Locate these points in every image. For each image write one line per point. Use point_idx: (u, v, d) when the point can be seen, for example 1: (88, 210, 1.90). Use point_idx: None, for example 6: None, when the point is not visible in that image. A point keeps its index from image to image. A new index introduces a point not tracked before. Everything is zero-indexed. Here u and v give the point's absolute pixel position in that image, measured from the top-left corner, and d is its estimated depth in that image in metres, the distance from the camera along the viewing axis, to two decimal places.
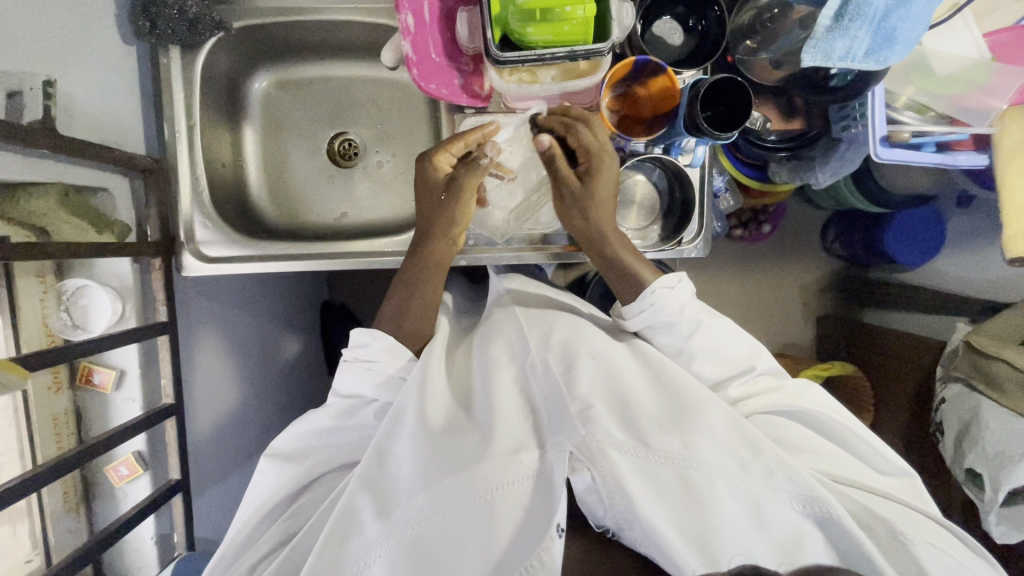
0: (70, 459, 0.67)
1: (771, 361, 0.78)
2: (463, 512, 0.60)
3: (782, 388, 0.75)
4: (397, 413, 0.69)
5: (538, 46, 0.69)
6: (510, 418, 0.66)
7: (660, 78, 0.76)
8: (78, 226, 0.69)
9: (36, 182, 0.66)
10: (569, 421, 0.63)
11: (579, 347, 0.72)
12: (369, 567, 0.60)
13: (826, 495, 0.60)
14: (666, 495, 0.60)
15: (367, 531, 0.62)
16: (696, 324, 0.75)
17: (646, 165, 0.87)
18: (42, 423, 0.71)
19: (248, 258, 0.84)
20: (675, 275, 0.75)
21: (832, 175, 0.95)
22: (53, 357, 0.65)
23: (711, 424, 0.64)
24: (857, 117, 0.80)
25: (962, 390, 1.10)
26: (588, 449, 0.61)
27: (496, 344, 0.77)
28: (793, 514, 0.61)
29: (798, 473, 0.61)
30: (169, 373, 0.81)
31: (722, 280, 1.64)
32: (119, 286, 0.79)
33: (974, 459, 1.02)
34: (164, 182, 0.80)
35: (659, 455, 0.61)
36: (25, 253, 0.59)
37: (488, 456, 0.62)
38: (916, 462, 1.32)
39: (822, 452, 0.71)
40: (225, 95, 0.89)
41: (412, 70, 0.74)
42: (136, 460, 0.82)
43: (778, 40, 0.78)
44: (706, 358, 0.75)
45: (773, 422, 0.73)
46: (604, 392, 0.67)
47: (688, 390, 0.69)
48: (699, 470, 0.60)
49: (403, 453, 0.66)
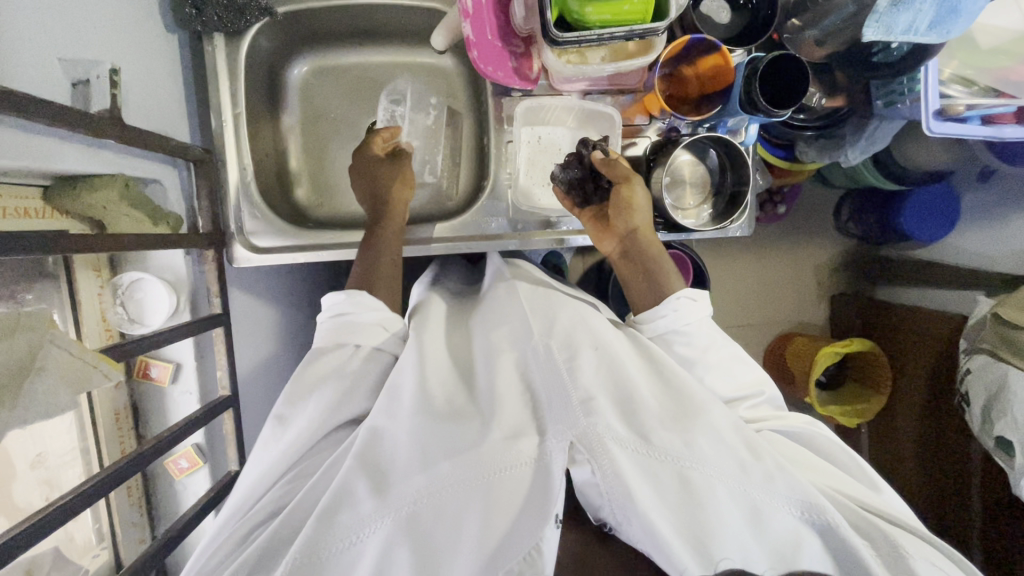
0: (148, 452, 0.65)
1: (778, 390, 0.77)
2: (463, 492, 0.56)
3: (787, 418, 0.74)
4: (394, 390, 0.66)
5: (595, 26, 0.69)
6: (511, 404, 0.62)
7: (712, 57, 0.77)
8: (137, 219, 0.68)
9: (100, 174, 0.65)
10: (567, 407, 0.59)
11: (582, 338, 0.68)
12: (359, 543, 0.57)
13: (825, 501, 0.59)
14: (664, 492, 0.56)
15: (360, 505, 0.58)
16: (710, 341, 0.73)
17: (697, 145, 0.83)
18: (105, 419, 0.72)
19: (299, 248, 0.84)
20: (698, 291, 0.76)
21: (862, 154, 0.96)
22: (128, 348, 0.64)
23: (714, 425, 0.61)
24: (903, 92, 0.81)
25: (987, 359, 1.12)
26: (590, 441, 0.56)
27: (500, 330, 0.73)
28: (792, 519, 0.59)
29: (798, 480, 0.59)
30: (225, 367, 0.79)
31: (741, 261, 1.66)
32: (173, 278, 0.78)
33: (1004, 427, 1.06)
34: (214, 171, 0.79)
35: (658, 452, 0.57)
36: (98, 245, 0.58)
37: (488, 438, 0.58)
38: (935, 433, 1.35)
39: (823, 468, 0.69)
40: (264, 83, 0.88)
41: (471, 52, 0.74)
42: (195, 454, 0.80)
43: (827, 19, 0.78)
44: (715, 371, 0.73)
45: (778, 441, 0.71)
46: (606, 382, 0.63)
47: (689, 388, 0.65)
48: (698, 470, 0.57)
49: (401, 433, 0.62)
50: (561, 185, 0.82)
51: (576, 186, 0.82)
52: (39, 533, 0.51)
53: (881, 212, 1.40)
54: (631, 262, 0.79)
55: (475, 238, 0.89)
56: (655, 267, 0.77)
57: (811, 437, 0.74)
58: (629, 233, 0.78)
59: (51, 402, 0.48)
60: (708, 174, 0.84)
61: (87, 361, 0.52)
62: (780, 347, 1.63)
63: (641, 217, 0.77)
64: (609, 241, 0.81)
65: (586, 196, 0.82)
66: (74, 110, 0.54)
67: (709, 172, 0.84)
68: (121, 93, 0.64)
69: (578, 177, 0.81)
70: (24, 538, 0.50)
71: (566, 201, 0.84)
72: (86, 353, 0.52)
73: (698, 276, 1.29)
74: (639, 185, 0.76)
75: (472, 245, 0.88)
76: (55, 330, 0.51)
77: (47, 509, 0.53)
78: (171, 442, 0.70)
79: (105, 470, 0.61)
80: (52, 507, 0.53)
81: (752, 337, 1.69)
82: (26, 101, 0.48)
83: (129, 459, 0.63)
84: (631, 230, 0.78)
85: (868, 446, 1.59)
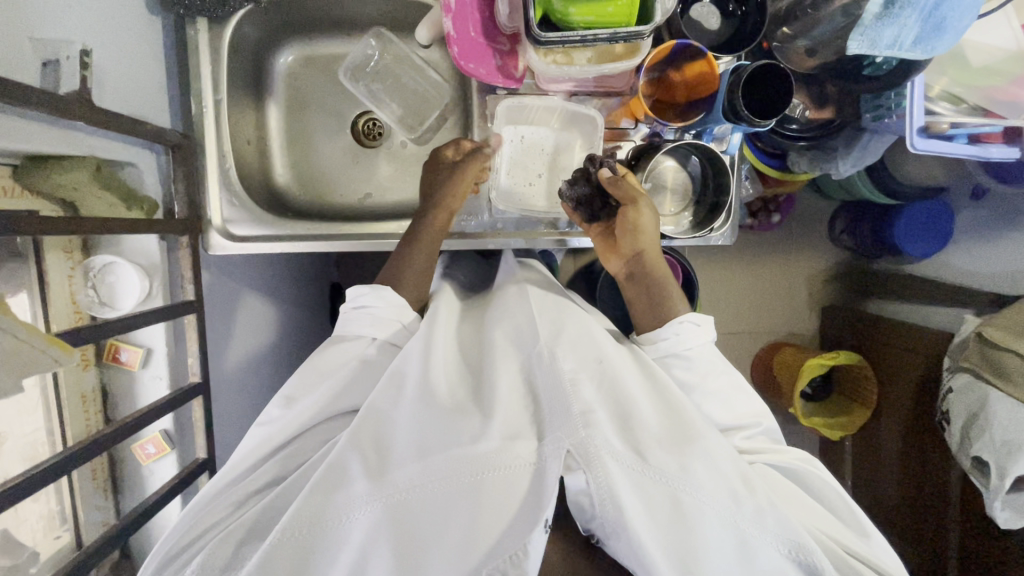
0: (104, 438, 0.66)
1: (774, 424, 0.75)
2: (454, 491, 0.56)
3: (786, 452, 0.72)
4: (398, 378, 0.66)
5: (579, 27, 0.68)
6: (512, 408, 0.62)
7: (698, 65, 0.76)
8: (109, 201, 0.68)
9: (71, 155, 0.65)
10: (567, 416, 0.58)
11: (587, 351, 0.67)
12: (349, 524, 0.57)
13: (815, 544, 0.59)
14: (653, 512, 0.56)
15: (353, 488, 0.58)
16: (710, 367, 0.72)
17: (680, 151, 0.82)
18: (71, 401, 0.71)
19: (275, 238, 0.83)
20: (703, 315, 0.74)
21: (853, 166, 0.96)
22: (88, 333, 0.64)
23: (711, 451, 0.60)
24: (892, 107, 0.80)
25: (969, 378, 1.12)
26: (586, 451, 0.56)
27: (503, 327, 0.74)
28: (778, 558, 0.58)
29: (789, 519, 0.58)
30: (196, 354, 0.79)
31: (732, 269, 1.65)
32: (146, 263, 0.77)
33: (981, 447, 1.05)
34: (192, 156, 0.79)
35: (653, 471, 0.57)
36: (61, 226, 0.58)
37: (485, 439, 0.58)
38: (917, 450, 1.35)
39: (818, 511, 0.68)
40: (249, 70, 0.87)
41: (451, 47, 0.73)
42: (163, 439, 0.80)
43: (817, 28, 0.78)
44: (714, 400, 0.71)
45: (771, 477, 0.69)
46: (605, 399, 0.63)
47: (688, 413, 0.64)
48: (691, 496, 0.56)
49: (403, 418, 0.63)
50: (569, 201, 0.81)
51: (584, 203, 0.81)
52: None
53: (875, 226, 1.39)
54: (637, 284, 0.78)
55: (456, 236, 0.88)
56: (660, 292, 0.76)
57: (812, 479, 0.71)
58: (635, 257, 0.77)
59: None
60: (692, 181, 0.84)
61: (33, 345, 0.51)
62: (767, 356, 1.62)
63: (649, 241, 0.76)
64: (616, 261, 0.81)
65: (593, 213, 0.81)
66: (41, 91, 0.53)
67: (690, 179, 0.83)
68: (95, 74, 0.64)
69: (585, 193, 0.80)
70: None
71: (575, 216, 0.83)
72: (33, 337, 0.52)
73: (686, 283, 1.28)
74: (645, 209, 0.75)
75: (453, 244, 0.88)
76: (5, 312, 0.50)
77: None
78: (135, 425, 0.71)
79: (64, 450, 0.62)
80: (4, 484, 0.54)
81: (741, 345, 1.69)
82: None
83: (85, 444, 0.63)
84: (636, 253, 0.77)
85: (851, 460, 1.59)
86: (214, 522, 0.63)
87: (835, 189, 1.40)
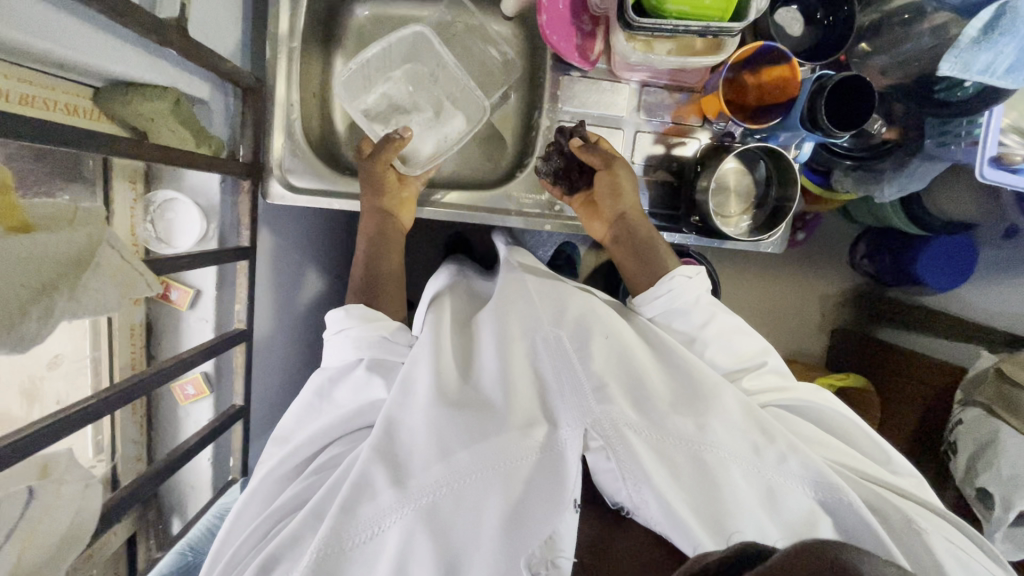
0: (166, 370, 0.62)
1: (780, 361, 0.73)
2: (480, 479, 0.54)
3: (793, 389, 0.70)
4: (407, 385, 0.62)
5: (671, 16, 0.68)
6: (524, 390, 0.60)
7: (779, 69, 0.76)
8: (181, 136, 0.66)
9: (156, 85, 0.64)
10: (579, 393, 0.58)
11: (594, 325, 0.66)
12: (381, 535, 0.54)
13: (840, 480, 0.57)
14: (678, 477, 0.55)
15: (379, 496, 0.55)
16: (712, 316, 0.71)
17: (749, 154, 0.81)
18: (122, 334, 0.74)
19: (334, 193, 0.83)
20: (692, 267, 0.73)
21: (898, 191, 0.93)
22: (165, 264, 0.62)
23: (726, 409, 0.59)
24: (960, 134, 0.79)
25: (980, 413, 1.13)
26: (605, 427, 0.55)
27: (507, 317, 0.69)
28: (806, 498, 0.56)
29: (813, 459, 0.56)
30: (243, 300, 0.78)
31: (745, 283, 1.66)
32: (205, 203, 0.76)
33: (986, 479, 1.07)
34: (262, 102, 0.77)
35: (672, 436, 0.56)
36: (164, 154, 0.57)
37: (501, 430, 0.56)
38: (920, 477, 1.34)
39: (833, 443, 0.66)
40: (319, 19, 0.85)
41: (542, 14, 0.73)
42: (202, 381, 0.81)
43: (902, 46, 0.78)
44: (716, 345, 0.70)
45: (786, 419, 0.67)
46: (616, 371, 0.61)
47: (700, 371, 0.63)
48: (714, 453, 0.56)
49: (417, 422, 0.59)
50: (546, 177, 0.85)
51: (561, 175, 0.84)
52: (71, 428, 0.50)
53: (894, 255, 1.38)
54: (624, 246, 0.79)
55: (511, 214, 0.88)
56: (648, 248, 0.77)
57: (825, 412, 0.70)
58: (619, 218, 0.80)
59: (101, 300, 0.47)
60: (754, 185, 0.83)
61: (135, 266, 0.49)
62: None
63: (628, 202, 0.79)
64: (599, 226, 0.83)
65: (572, 185, 0.85)
66: (147, 13, 0.52)
67: (754, 183, 0.83)
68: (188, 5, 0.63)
69: (561, 166, 0.84)
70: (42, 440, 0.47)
71: (555, 191, 0.86)
72: (136, 260, 0.50)
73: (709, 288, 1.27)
74: (622, 171, 0.78)
75: (490, 219, 0.88)
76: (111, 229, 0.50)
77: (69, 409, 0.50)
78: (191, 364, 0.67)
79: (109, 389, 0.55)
80: (83, 403, 0.52)
81: None
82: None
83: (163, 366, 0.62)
84: (619, 215, 0.79)
85: None
86: (240, 558, 0.60)
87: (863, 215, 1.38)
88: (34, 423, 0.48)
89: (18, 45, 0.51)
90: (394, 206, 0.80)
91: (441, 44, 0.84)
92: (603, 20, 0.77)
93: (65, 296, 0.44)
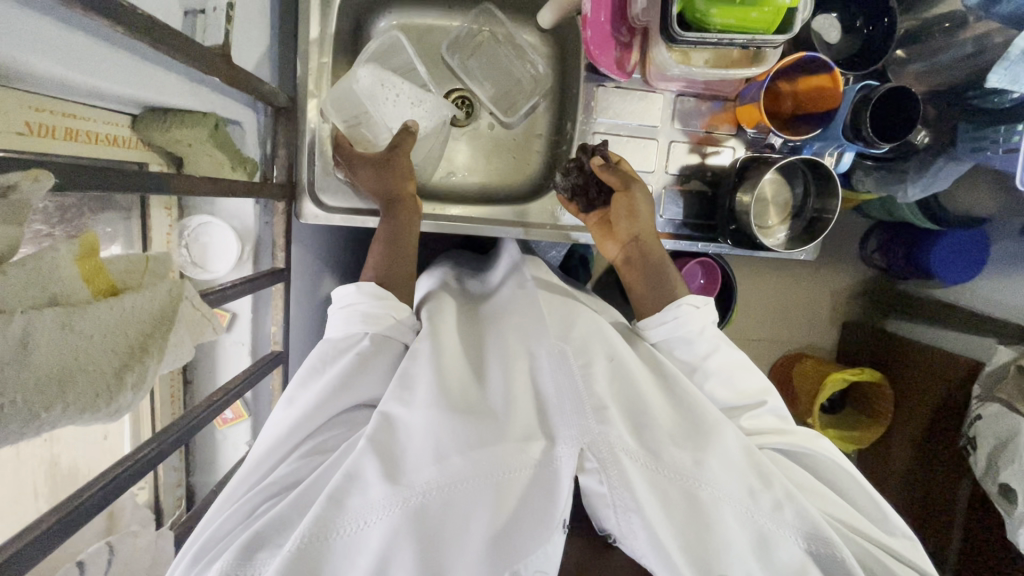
0: (221, 400, 0.62)
1: (782, 402, 0.70)
2: (474, 489, 0.49)
3: (790, 432, 0.66)
4: (407, 378, 0.58)
5: (714, 28, 0.65)
6: (524, 404, 0.55)
7: (821, 78, 0.75)
8: (218, 160, 0.66)
9: (194, 111, 0.63)
10: (579, 412, 0.52)
11: (595, 345, 0.60)
12: (365, 530, 0.49)
13: (833, 534, 0.53)
14: (670, 511, 0.50)
15: (371, 490, 0.50)
16: (714, 347, 0.69)
17: (790, 166, 0.81)
18: (163, 395, 0.80)
19: (366, 212, 0.80)
20: (701, 297, 0.71)
21: (922, 192, 0.86)
22: (225, 293, 0.60)
23: (726, 445, 0.55)
24: (998, 141, 0.76)
25: (999, 410, 0.98)
26: (601, 449, 0.50)
27: (511, 329, 0.65)
28: (797, 550, 0.53)
29: (809, 509, 0.53)
30: (279, 322, 0.78)
31: (756, 280, 1.43)
32: (240, 227, 0.77)
33: (1009, 474, 0.94)
34: (294, 121, 0.76)
35: (667, 469, 0.52)
36: (215, 186, 0.56)
37: (499, 441, 0.51)
38: (923, 478, 1.20)
39: (829, 495, 0.62)
40: (349, 33, 0.83)
41: (586, 30, 0.74)
42: (241, 406, 0.84)
43: (941, 55, 0.79)
44: (716, 379, 0.68)
45: (781, 461, 0.64)
46: (617, 395, 0.56)
47: (702, 406, 0.59)
48: (709, 492, 0.51)
49: (414, 422, 0.54)
50: (563, 192, 0.83)
51: (579, 192, 0.81)
52: (152, 464, 0.52)
53: (906, 251, 1.19)
54: (634, 270, 0.76)
55: (545, 228, 0.87)
56: (662, 272, 0.75)
57: (822, 460, 0.65)
58: (632, 240, 0.77)
59: (175, 353, 0.45)
60: (789, 198, 0.83)
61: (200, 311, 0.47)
62: (784, 369, 1.43)
63: (644, 224, 0.76)
64: (613, 247, 0.80)
65: (588, 202, 0.82)
66: (201, 48, 0.52)
67: (790, 196, 0.83)
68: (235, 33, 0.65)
69: (579, 182, 0.80)
70: (117, 486, 0.48)
71: (571, 207, 0.83)
72: (204, 306, 0.47)
73: (724, 290, 1.19)
74: (640, 193, 0.76)
75: (501, 229, 0.86)
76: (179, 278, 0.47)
77: (133, 456, 0.50)
78: (242, 390, 0.67)
79: (166, 428, 0.55)
80: (147, 448, 0.52)
81: (757, 353, 1.47)
82: (177, 41, 0.48)
83: (215, 399, 0.61)
84: (634, 236, 0.76)
85: None
86: (223, 533, 0.54)
87: (871, 207, 1.16)
88: (107, 473, 0.48)
89: (72, 83, 0.51)
90: (397, 196, 0.73)
91: (411, 49, 0.78)
92: (641, 30, 0.76)
93: (156, 359, 0.42)
